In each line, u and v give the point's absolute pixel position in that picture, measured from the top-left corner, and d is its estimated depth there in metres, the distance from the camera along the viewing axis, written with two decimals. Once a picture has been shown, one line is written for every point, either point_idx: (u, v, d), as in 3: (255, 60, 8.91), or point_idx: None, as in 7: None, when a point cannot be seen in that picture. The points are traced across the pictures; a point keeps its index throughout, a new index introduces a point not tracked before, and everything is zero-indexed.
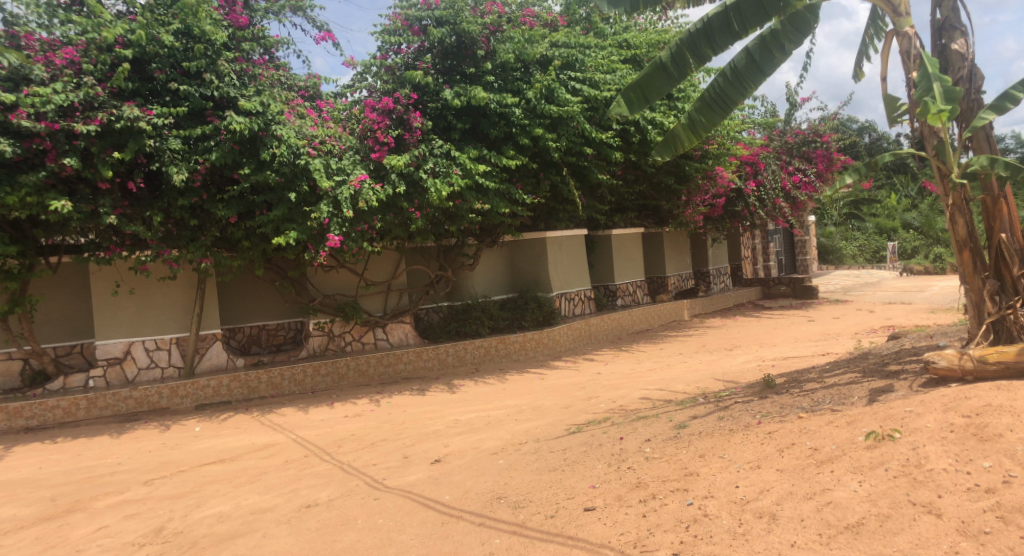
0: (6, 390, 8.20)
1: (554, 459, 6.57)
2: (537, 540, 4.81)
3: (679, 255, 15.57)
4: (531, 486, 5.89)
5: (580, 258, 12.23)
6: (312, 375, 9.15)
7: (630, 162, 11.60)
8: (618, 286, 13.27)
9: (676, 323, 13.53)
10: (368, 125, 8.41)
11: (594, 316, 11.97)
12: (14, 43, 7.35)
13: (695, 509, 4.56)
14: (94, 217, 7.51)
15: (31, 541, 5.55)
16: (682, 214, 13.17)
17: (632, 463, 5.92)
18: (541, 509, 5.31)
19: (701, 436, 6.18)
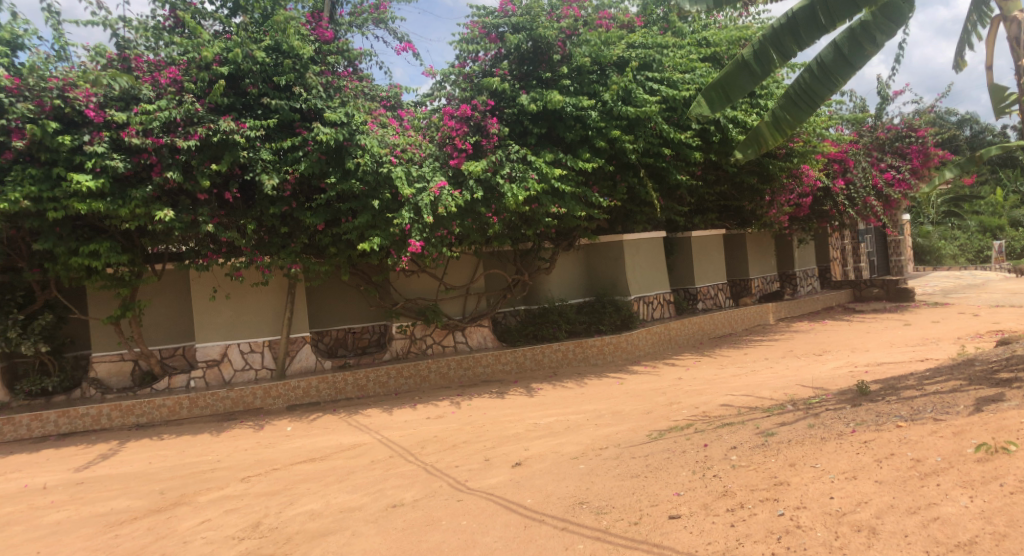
0: (120, 389, 8.81)
1: (636, 465, 6.47)
2: (621, 547, 4.76)
3: (763, 257, 15.09)
4: (614, 492, 5.84)
5: (657, 260, 12.02)
6: (395, 377, 9.38)
7: (711, 162, 11.32)
8: (699, 289, 12.98)
9: (760, 327, 13.11)
10: (447, 132, 8.60)
11: (674, 319, 11.73)
12: (125, 65, 7.89)
13: (788, 519, 4.42)
14: (193, 227, 7.93)
15: (143, 531, 5.93)
16: (766, 214, 12.70)
17: (718, 471, 5.75)
18: (625, 515, 5.25)
19: (791, 444, 5.96)
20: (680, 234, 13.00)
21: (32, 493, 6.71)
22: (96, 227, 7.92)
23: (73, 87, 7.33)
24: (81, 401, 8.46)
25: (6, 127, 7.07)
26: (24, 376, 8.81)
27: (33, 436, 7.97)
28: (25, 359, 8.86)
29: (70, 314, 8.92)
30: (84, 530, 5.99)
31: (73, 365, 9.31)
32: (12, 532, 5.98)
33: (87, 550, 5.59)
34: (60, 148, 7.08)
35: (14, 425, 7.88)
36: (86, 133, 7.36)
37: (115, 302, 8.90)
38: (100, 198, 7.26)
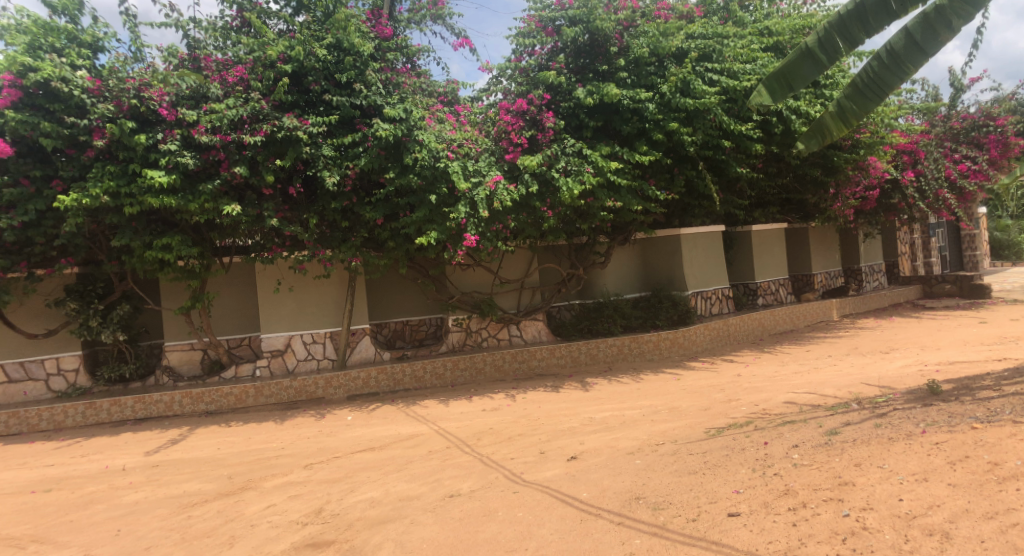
0: (191, 377, 9.20)
1: (693, 462, 6.38)
2: (679, 543, 4.74)
3: (826, 251, 14.65)
4: (671, 488, 5.78)
5: (714, 255, 11.80)
6: (451, 369, 9.50)
7: (772, 154, 11.08)
8: (759, 284, 12.74)
9: (823, 323, 12.74)
10: (503, 127, 8.62)
11: (732, 315, 11.52)
12: (196, 65, 8.16)
13: (853, 521, 4.38)
14: (259, 221, 8.20)
15: (214, 514, 6.18)
16: (830, 208, 12.20)
17: (779, 469, 5.62)
18: (683, 511, 5.20)
19: (856, 443, 5.78)
20: (740, 228, 12.74)
21: (112, 473, 7.08)
22: (169, 221, 8.26)
23: (148, 88, 7.65)
24: (156, 387, 8.87)
25: (87, 126, 7.43)
26: (103, 362, 9.31)
27: (112, 420, 8.41)
28: (105, 347, 9.34)
29: (145, 304, 9.34)
30: (160, 511, 6.28)
31: (148, 353, 9.77)
32: (95, 510, 6.32)
33: (163, 530, 5.87)
34: (137, 146, 7.39)
35: (96, 409, 8.34)
36: (160, 131, 7.65)
37: (186, 294, 9.29)
38: (173, 194, 7.56)
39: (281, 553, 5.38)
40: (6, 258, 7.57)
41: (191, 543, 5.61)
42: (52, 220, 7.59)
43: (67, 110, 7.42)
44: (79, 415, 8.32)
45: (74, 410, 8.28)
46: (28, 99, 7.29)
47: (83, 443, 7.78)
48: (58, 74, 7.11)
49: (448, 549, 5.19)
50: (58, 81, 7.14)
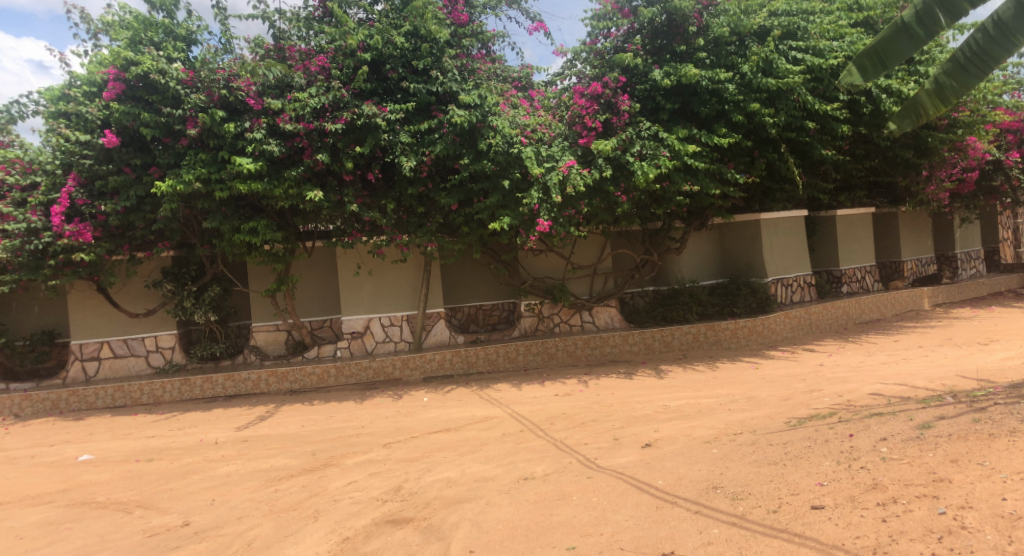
0: (276, 356, 9.61)
1: (774, 452, 6.19)
2: (759, 534, 4.64)
3: (917, 237, 13.92)
4: (750, 478, 5.65)
5: (795, 241, 11.39)
6: (524, 353, 9.59)
7: (859, 136, 10.61)
8: (844, 271, 12.28)
9: (913, 313, 12.15)
10: (577, 111, 8.60)
11: (816, 303, 11.12)
12: (280, 55, 8.34)
13: (950, 519, 4.22)
14: (339, 207, 8.48)
15: (300, 488, 6.43)
16: (923, 192, 11.62)
17: (866, 463, 5.40)
18: (763, 502, 5.07)
19: (951, 438, 5.49)
20: (824, 212, 12.26)
21: (206, 446, 7.46)
22: (256, 207, 8.60)
23: (236, 78, 7.92)
24: (244, 365, 9.30)
25: (182, 116, 7.78)
26: (197, 341, 9.84)
27: (205, 396, 8.86)
28: (198, 327, 9.86)
29: (233, 287, 9.78)
30: (250, 483, 6.58)
31: (237, 333, 10.22)
32: (192, 480, 6.68)
33: (252, 502, 6.15)
34: (226, 134, 7.69)
35: (191, 385, 8.80)
36: (247, 119, 7.92)
37: (272, 277, 9.71)
38: (259, 179, 7.87)
39: (364, 528, 5.56)
40: (110, 242, 8.05)
41: (279, 515, 5.86)
42: (151, 205, 8.01)
43: (164, 100, 7.78)
44: (176, 390, 8.81)
45: (171, 385, 8.77)
46: (129, 91, 7.69)
47: (179, 417, 8.24)
48: (156, 67, 7.49)
49: (524, 532, 5.24)
50: (156, 73, 7.54)
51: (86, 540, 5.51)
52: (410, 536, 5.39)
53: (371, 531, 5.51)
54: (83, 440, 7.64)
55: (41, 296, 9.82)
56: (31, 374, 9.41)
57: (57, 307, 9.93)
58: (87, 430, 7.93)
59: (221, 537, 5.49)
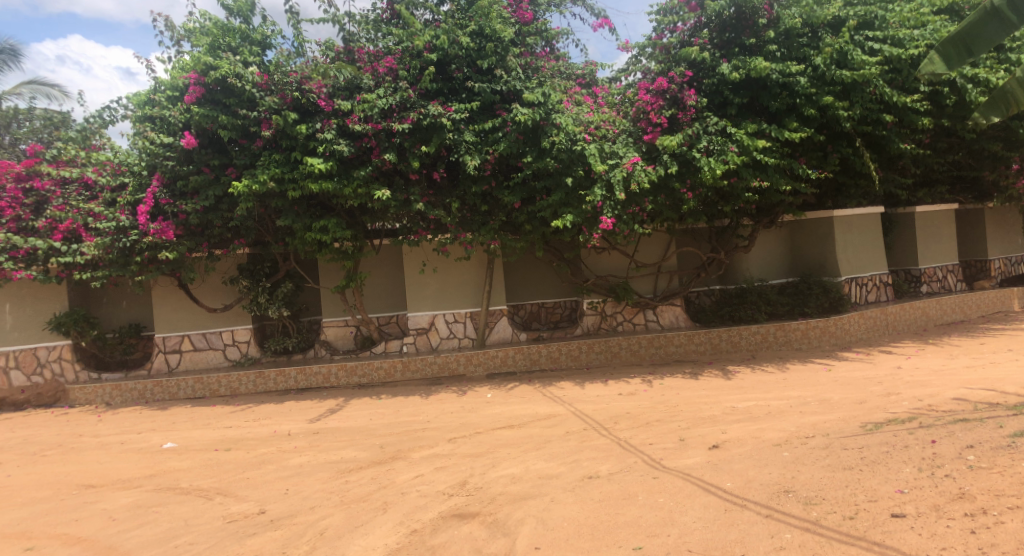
0: (345, 351, 9.90)
1: (849, 456, 5.97)
2: (835, 541, 4.57)
3: (1005, 235, 13.21)
4: (824, 482, 5.48)
5: (870, 239, 10.95)
6: (587, 352, 9.58)
7: (942, 128, 10.18)
8: (923, 270, 11.77)
9: (1001, 314, 11.53)
10: (641, 107, 8.51)
11: (893, 303, 10.70)
12: (350, 57, 8.57)
13: None
14: (406, 205, 8.64)
15: (369, 480, 6.58)
16: (1012, 185, 11.19)
17: (951, 471, 5.21)
18: (838, 507, 4.95)
19: None
20: (901, 209, 11.78)
21: (279, 437, 7.72)
22: (326, 206, 8.84)
23: (309, 80, 8.16)
24: (316, 360, 9.63)
25: (257, 118, 8.04)
26: (270, 336, 10.22)
27: (278, 389, 9.18)
28: (272, 322, 10.22)
29: (305, 283, 10.10)
30: (322, 474, 6.76)
31: (308, 329, 10.54)
32: (267, 470, 6.91)
33: (324, 493, 6.32)
34: (299, 135, 7.91)
35: (265, 378, 9.16)
36: (319, 121, 8.15)
37: (341, 273, 10.02)
38: (330, 179, 8.09)
39: (432, 521, 5.64)
40: (191, 240, 8.40)
41: (350, 506, 6.01)
42: (228, 204, 8.32)
43: (240, 103, 8.05)
44: (252, 382, 9.17)
45: (247, 378, 9.16)
46: (209, 94, 7.99)
47: (253, 409, 8.55)
48: (233, 70, 7.71)
49: (590, 530, 5.22)
50: (234, 76, 7.75)
51: (172, 524, 5.77)
52: (476, 530, 5.44)
53: (438, 524, 5.59)
54: (166, 429, 8.02)
55: (128, 292, 10.38)
56: (120, 364, 9.96)
57: (142, 302, 10.43)
58: (170, 419, 8.32)
59: (295, 526, 5.66)
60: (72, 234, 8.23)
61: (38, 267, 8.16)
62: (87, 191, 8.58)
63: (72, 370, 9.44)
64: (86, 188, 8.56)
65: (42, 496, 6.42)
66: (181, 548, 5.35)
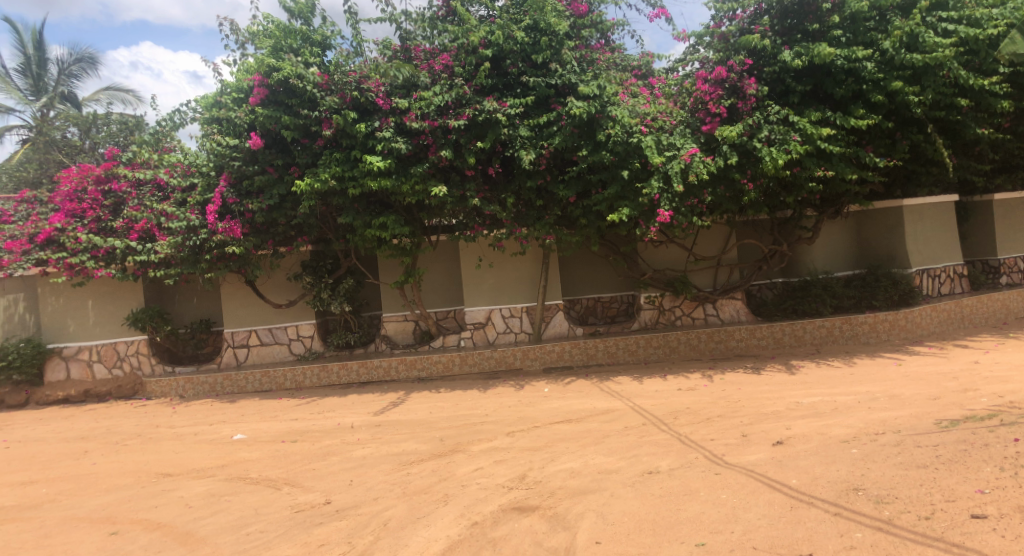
0: (405, 345, 10.13)
1: (923, 455, 5.76)
2: (909, 541, 4.51)
3: None
4: (895, 481, 5.33)
5: (943, 229, 10.50)
6: (644, 347, 9.54)
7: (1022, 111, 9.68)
8: (1002, 261, 11.25)
9: None
10: (699, 97, 8.42)
11: (968, 295, 10.25)
12: (406, 55, 8.72)
13: None
14: (462, 201, 8.74)
15: (430, 472, 6.68)
16: None
17: None
18: (912, 507, 4.87)
19: None
20: (978, 197, 11.25)
21: (343, 430, 7.90)
22: (385, 203, 9.00)
23: (367, 79, 8.31)
24: (376, 354, 9.86)
25: (318, 118, 8.21)
26: (333, 331, 10.50)
27: (341, 382, 9.45)
28: (334, 317, 10.47)
29: (366, 279, 10.32)
30: (384, 466, 6.89)
31: (369, 323, 10.83)
32: (332, 461, 7.09)
33: (386, 484, 6.45)
34: (358, 134, 8.06)
35: (329, 371, 9.43)
36: (377, 119, 8.28)
37: (400, 269, 10.31)
38: (388, 176, 8.22)
39: (492, 513, 5.69)
40: (257, 237, 8.68)
41: (412, 498, 6.12)
42: (291, 203, 8.55)
43: (302, 104, 8.24)
44: (315, 376, 9.43)
45: (311, 372, 9.41)
46: (272, 95, 8.17)
47: (318, 402, 8.80)
48: (295, 72, 7.88)
49: (650, 525, 5.18)
50: (295, 77, 7.93)
51: (243, 512, 5.97)
52: (537, 524, 5.46)
53: (499, 517, 5.64)
54: (236, 420, 8.31)
55: (199, 289, 10.82)
56: (192, 358, 10.41)
57: (211, 298, 10.84)
58: (239, 411, 8.63)
59: (360, 516, 5.79)
60: (146, 233, 8.65)
61: (117, 266, 8.65)
62: (160, 191, 8.98)
63: (148, 363, 9.90)
64: (159, 188, 8.95)
65: (124, 483, 6.73)
66: (252, 535, 5.54)
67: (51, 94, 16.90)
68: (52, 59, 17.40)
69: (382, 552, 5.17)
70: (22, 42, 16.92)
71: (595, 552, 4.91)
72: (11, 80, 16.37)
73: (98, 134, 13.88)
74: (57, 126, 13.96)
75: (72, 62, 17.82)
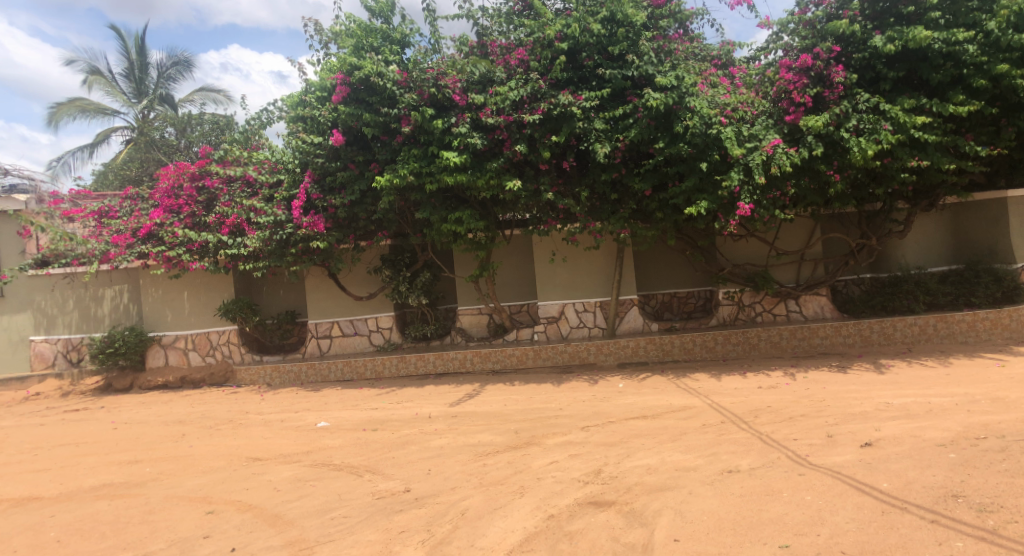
0: (481, 338, 10.40)
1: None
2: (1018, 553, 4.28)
3: None
4: (1000, 489, 5.07)
5: None
6: (723, 343, 9.42)
7: None
8: None
9: None
10: (783, 86, 8.12)
11: None
12: (483, 51, 8.85)
13: None
14: (536, 195, 8.81)
15: (505, 464, 6.73)
16: None
17: None
18: (1021, 518, 4.65)
19: None
20: None
21: (421, 420, 8.08)
22: (460, 198, 9.13)
23: (444, 76, 8.42)
24: (453, 346, 10.16)
25: (398, 115, 8.39)
26: (411, 323, 10.82)
27: (419, 372, 9.74)
28: (412, 309, 10.74)
29: (442, 272, 10.61)
30: (461, 456, 6.99)
31: (445, 316, 11.08)
32: (411, 450, 7.25)
33: (464, 475, 6.54)
34: (435, 130, 8.20)
35: (407, 362, 9.73)
36: (454, 115, 8.38)
37: (475, 265, 10.54)
38: (464, 171, 8.31)
39: (568, 507, 5.68)
40: (340, 232, 9.04)
41: (489, 488, 6.18)
42: (372, 198, 8.85)
43: (382, 101, 8.40)
44: (394, 366, 9.77)
45: (390, 362, 9.76)
46: (353, 93, 8.34)
47: (398, 392, 9.06)
48: (376, 70, 8.05)
49: (731, 525, 5.06)
50: (376, 76, 8.10)
51: (328, 497, 6.18)
52: (613, 519, 5.41)
53: (575, 510, 5.62)
54: (319, 409, 8.63)
55: (284, 280, 11.34)
56: (280, 347, 10.85)
57: (297, 290, 11.34)
58: (322, 400, 8.96)
59: (438, 505, 5.89)
60: (237, 228, 9.07)
61: (210, 258, 9.13)
62: (248, 188, 9.41)
63: (238, 352, 10.41)
64: (248, 185, 9.39)
65: (218, 465, 7.08)
66: (337, 519, 5.72)
67: (150, 97, 17.93)
68: (152, 63, 18.39)
69: (461, 541, 5.25)
70: (126, 48, 17.96)
71: (674, 549, 4.84)
72: (116, 84, 17.47)
73: (192, 134, 14.77)
74: (156, 127, 14.84)
75: (170, 65, 18.76)
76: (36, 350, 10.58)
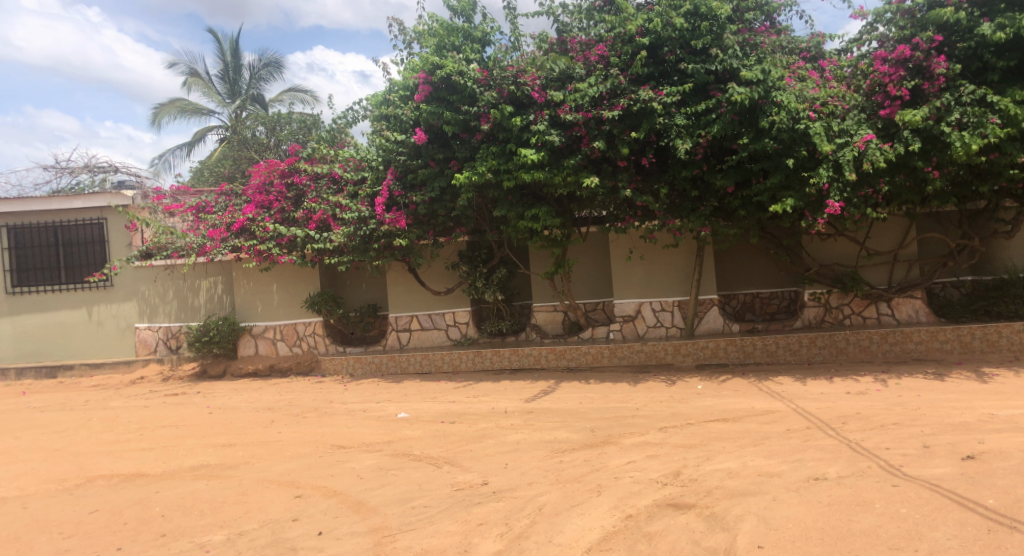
0: (557, 335, 10.51)
1: None
2: None
3: None
4: None
5: None
6: (808, 346, 9.15)
7: None
8: None
9: None
10: (877, 79, 7.82)
11: None
12: (562, 48, 8.83)
13: None
14: (613, 193, 8.72)
15: (582, 461, 6.70)
16: None
17: None
18: None
19: None
20: None
21: (497, 414, 8.16)
22: (536, 195, 9.16)
23: (524, 73, 8.44)
24: (528, 342, 10.29)
25: (477, 113, 8.50)
26: (486, 319, 11.04)
27: (495, 367, 9.82)
28: (488, 305, 10.96)
29: (518, 269, 10.72)
30: (538, 452, 7.01)
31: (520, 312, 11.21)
32: (488, 444, 7.33)
33: (541, 470, 6.55)
34: (514, 127, 8.22)
35: (483, 357, 9.87)
36: (533, 112, 8.43)
37: (550, 261, 10.74)
38: (541, 169, 8.31)
39: (647, 507, 5.60)
40: (419, 228, 9.25)
41: (566, 485, 6.17)
42: (451, 195, 9.01)
43: (462, 100, 8.49)
44: (471, 360, 9.93)
45: (467, 356, 9.92)
46: (435, 92, 8.52)
47: (474, 386, 9.19)
48: (458, 68, 8.17)
49: (819, 534, 4.87)
50: (457, 74, 8.24)
51: (408, 487, 6.31)
52: (694, 522, 5.30)
53: (654, 511, 5.53)
54: (399, 400, 8.85)
55: (366, 275, 11.69)
56: (361, 339, 11.18)
57: (379, 284, 11.74)
58: (401, 392, 9.19)
59: (516, 499, 5.92)
60: (323, 223, 9.50)
61: (297, 253, 9.50)
62: (334, 184, 9.87)
63: (323, 344, 10.82)
64: (334, 181, 9.84)
65: (303, 451, 7.35)
66: (417, 509, 5.83)
67: (242, 97, 18.83)
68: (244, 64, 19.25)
69: (538, 536, 5.25)
70: (222, 50, 18.89)
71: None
72: (213, 85, 18.41)
73: (281, 132, 15.50)
74: (248, 125, 15.48)
75: (261, 67, 19.60)
76: (140, 337, 11.28)
